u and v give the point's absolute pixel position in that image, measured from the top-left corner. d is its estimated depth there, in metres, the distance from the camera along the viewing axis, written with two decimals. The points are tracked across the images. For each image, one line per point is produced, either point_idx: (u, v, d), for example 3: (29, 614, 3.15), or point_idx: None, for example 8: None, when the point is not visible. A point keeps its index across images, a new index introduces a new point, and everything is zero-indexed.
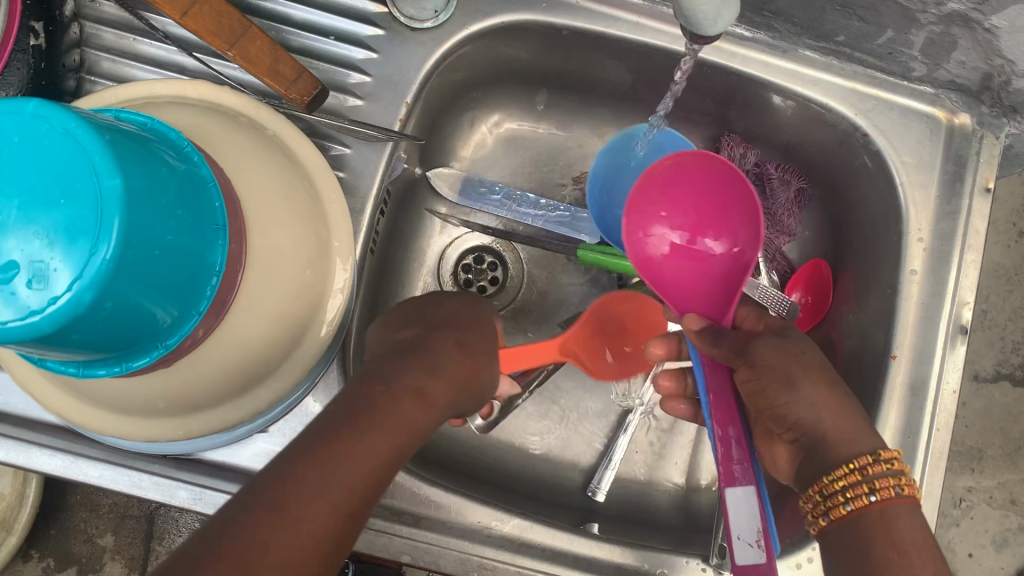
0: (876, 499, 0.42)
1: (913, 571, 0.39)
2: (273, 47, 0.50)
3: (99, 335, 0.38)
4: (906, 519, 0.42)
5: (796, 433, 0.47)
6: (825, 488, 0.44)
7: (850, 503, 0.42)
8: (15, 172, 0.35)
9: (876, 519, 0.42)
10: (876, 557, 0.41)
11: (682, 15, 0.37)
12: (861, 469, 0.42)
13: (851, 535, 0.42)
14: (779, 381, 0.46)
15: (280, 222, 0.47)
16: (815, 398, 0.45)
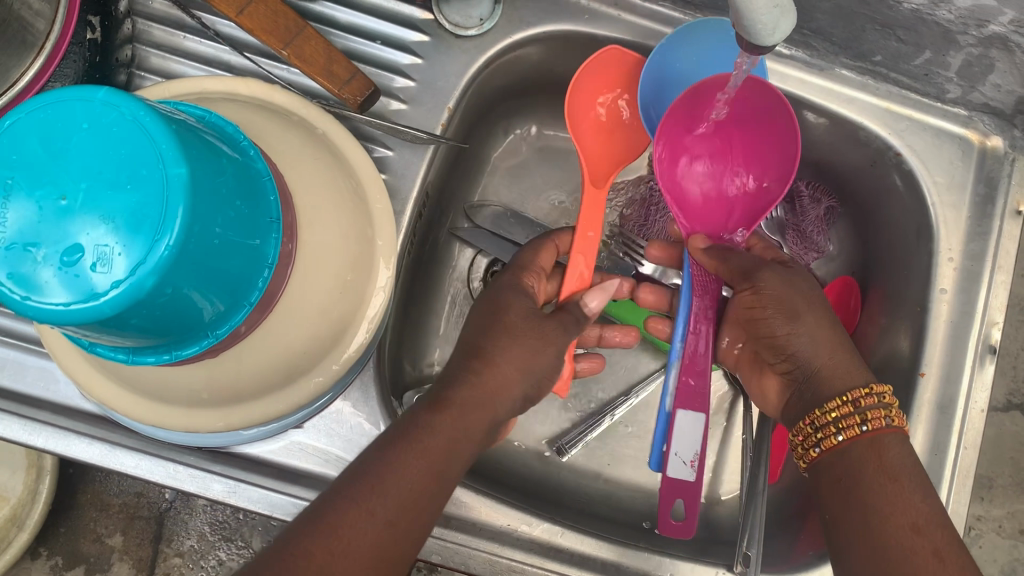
0: (868, 429, 0.49)
1: (901, 494, 0.47)
2: (326, 48, 0.51)
3: (154, 321, 0.38)
4: (895, 447, 0.49)
5: (792, 364, 0.55)
6: (818, 420, 0.51)
7: (843, 432, 0.49)
8: (83, 157, 0.36)
9: (866, 446, 0.49)
10: (868, 482, 0.48)
11: (741, 26, 0.38)
12: (851, 402, 0.50)
13: (846, 460, 0.49)
14: (782, 315, 0.54)
15: (330, 220, 0.48)
16: (815, 334, 0.53)
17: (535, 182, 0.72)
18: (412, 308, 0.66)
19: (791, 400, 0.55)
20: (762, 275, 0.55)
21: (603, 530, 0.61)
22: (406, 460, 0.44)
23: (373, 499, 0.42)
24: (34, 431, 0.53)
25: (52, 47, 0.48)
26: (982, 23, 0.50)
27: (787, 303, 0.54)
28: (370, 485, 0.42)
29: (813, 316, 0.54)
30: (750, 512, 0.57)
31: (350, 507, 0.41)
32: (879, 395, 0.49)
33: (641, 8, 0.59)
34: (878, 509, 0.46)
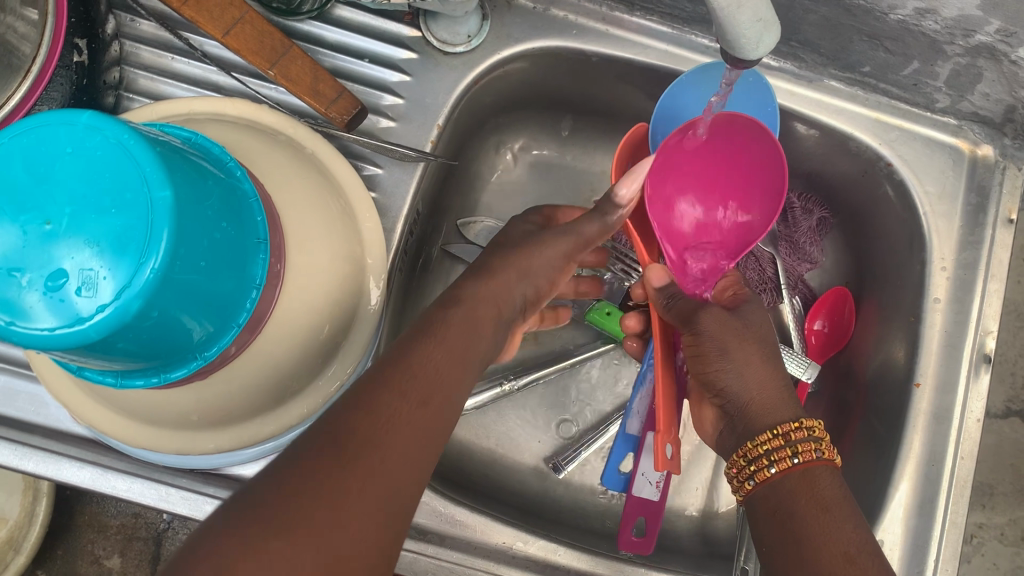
0: (798, 461, 0.49)
1: (835, 524, 0.46)
2: (313, 67, 0.52)
3: (141, 344, 0.38)
4: (827, 478, 0.48)
5: (723, 397, 0.55)
6: (751, 454, 0.51)
7: (774, 465, 0.49)
8: (66, 181, 0.35)
9: (799, 478, 0.48)
10: (797, 515, 0.47)
11: (725, 41, 0.38)
12: (785, 437, 0.50)
13: (779, 493, 0.49)
14: (714, 350, 0.54)
15: (319, 240, 0.48)
16: (742, 368, 0.53)
17: (527, 198, 0.71)
18: (405, 326, 0.65)
19: (725, 429, 0.55)
20: (700, 319, 0.55)
21: (599, 546, 0.60)
22: (418, 366, 0.41)
23: (398, 384, 0.39)
24: (25, 456, 0.53)
25: (39, 69, 0.48)
26: (968, 33, 0.50)
27: (719, 341, 0.54)
28: (392, 384, 0.39)
29: (742, 351, 0.54)
30: (746, 522, 0.58)
31: (379, 409, 0.38)
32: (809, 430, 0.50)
33: (629, 22, 0.59)
34: (808, 538, 0.46)
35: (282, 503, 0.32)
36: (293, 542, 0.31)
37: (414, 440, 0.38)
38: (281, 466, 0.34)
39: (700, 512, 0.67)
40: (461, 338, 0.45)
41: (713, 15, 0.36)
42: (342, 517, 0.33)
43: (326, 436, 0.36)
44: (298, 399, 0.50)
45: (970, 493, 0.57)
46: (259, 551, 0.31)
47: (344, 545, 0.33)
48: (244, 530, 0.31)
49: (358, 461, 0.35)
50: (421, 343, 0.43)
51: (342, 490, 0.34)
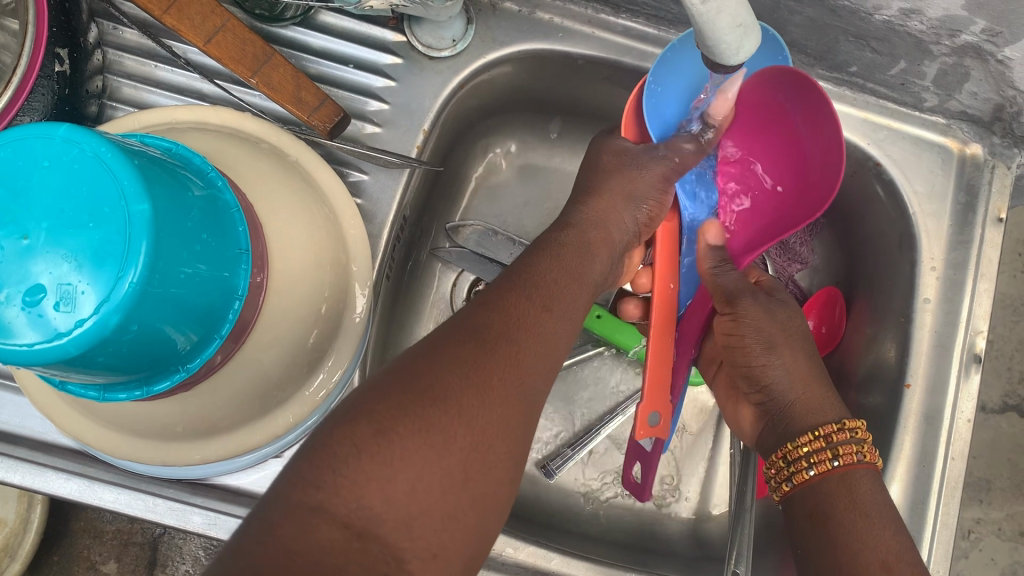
0: (838, 464, 0.48)
1: (873, 529, 0.46)
2: (295, 75, 0.51)
3: (122, 357, 0.38)
4: (867, 483, 0.48)
5: (764, 394, 0.56)
6: (790, 456, 0.50)
7: (814, 467, 0.49)
8: (43, 196, 0.35)
9: (838, 482, 0.48)
10: (837, 517, 0.47)
11: (705, 46, 0.37)
12: (824, 438, 0.50)
13: (817, 495, 0.49)
14: (759, 345, 0.55)
15: (302, 248, 0.48)
16: (789, 365, 0.55)
17: (516, 200, 0.71)
18: (395, 331, 0.65)
19: (763, 428, 0.55)
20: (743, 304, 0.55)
21: (592, 551, 0.60)
22: (540, 286, 0.46)
23: (525, 301, 0.45)
24: (10, 468, 0.53)
25: (20, 81, 0.48)
26: (954, 33, 0.50)
27: (765, 335, 0.55)
28: (516, 296, 0.45)
29: (789, 349, 0.55)
30: (738, 526, 0.57)
31: (510, 314, 0.43)
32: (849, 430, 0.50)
33: (615, 25, 0.59)
34: (846, 541, 0.46)
35: (416, 387, 0.38)
36: (421, 419, 0.37)
37: (537, 355, 0.43)
38: (422, 357, 0.40)
39: (693, 514, 0.67)
40: (576, 260, 0.50)
41: (692, 21, 0.36)
42: (464, 423, 0.38)
43: (465, 338, 0.41)
44: (285, 407, 0.49)
45: (961, 493, 0.57)
46: (389, 432, 0.36)
47: (466, 456, 0.37)
48: (381, 412, 0.37)
49: (489, 362, 0.40)
50: (538, 268, 0.48)
51: (469, 383, 0.39)
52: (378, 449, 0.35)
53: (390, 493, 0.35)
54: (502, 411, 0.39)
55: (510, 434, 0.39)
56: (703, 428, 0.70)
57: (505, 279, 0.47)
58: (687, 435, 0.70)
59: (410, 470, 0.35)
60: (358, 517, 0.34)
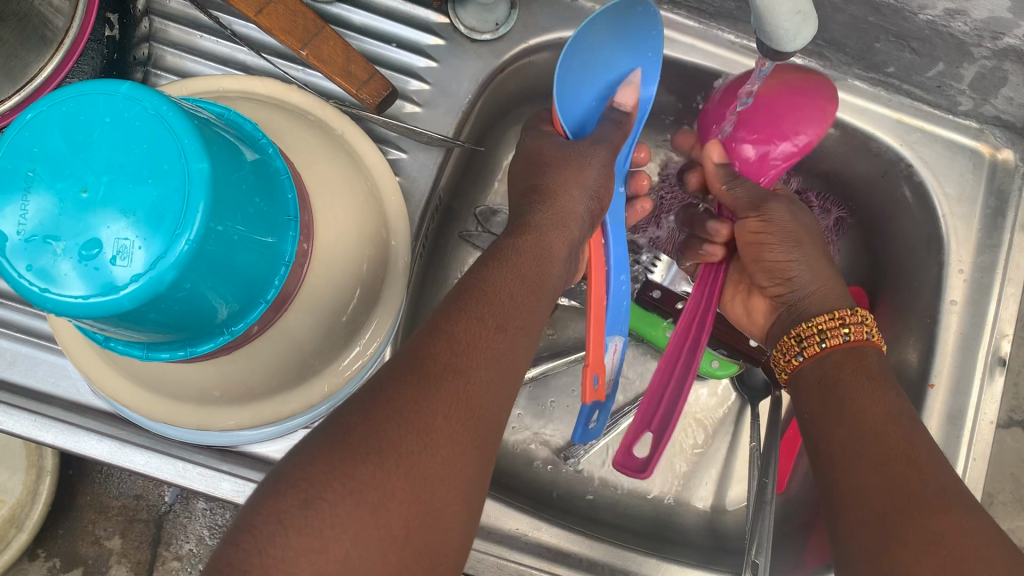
0: (849, 338, 0.54)
1: (879, 394, 0.51)
2: (345, 48, 0.52)
3: (172, 314, 0.38)
4: (875, 357, 0.53)
5: (790, 287, 0.60)
6: (805, 331, 0.56)
7: (826, 341, 0.55)
8: (103, 150, 0.35)
9: (847, 354, 0.54)
10: (845, 382, 0.52)
11: (763, 31, 0.38)
12: (819, 324, 0.56)
13: (825, 364, 0.54)
14: (786, 244, 0.59)
15: (346, 223, 0.48)
16: (812, 262, 0.59)
17: None
18: (421, 313, 0.65)
19: (779, 321, 0.61)
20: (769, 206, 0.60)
21: (611, 536, 0.61)
22: (493, 307, 0.46)
23: (475, 323, 0.44)
24: (44, 427, 0.53)
25: (71, 43, 0.49)
26: (997, 35, 0.50)
27: (792, 234, 0.59)
28: (465, 323, 0.44)
29: (814, 249, 0.59)
30: (759, 518, 0.58)
31: (456, 344, 0.43)
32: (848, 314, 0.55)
33: None
34: (855, 403, 0.51)
35: (353, 442, 0.36)
36: (355, 479, 0.35)
37: (488, 385, 0.42)
38: (357, 408, 0.38)
39: (709, 507, 0.68)
40: (533, 270, 0.50)
41: (753, 5, 0.37)
42: (404, 474, 0.37)
43: (403, 377, 0.40)
44: (319, 378, 0.50)
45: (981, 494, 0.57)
46: (318, 502, 0.34)
47: (407, 509, 0.36)
48: (307, 477, 0.35)
49: (432, 402, 0.39)
50: (491, 287, 0.47)
51: (409, 431, 0.38)
52: (307, 519, 0.34)
53: (321, 566, 0.33)
54: (449, 453, 0.39)
55: (457, 477, 0.39)
56: (721, 422, 0.70)
57: (451, 301, 0.46)
58: (708, 421, 0.70)
59: (343, 537, 0.34)
60: None
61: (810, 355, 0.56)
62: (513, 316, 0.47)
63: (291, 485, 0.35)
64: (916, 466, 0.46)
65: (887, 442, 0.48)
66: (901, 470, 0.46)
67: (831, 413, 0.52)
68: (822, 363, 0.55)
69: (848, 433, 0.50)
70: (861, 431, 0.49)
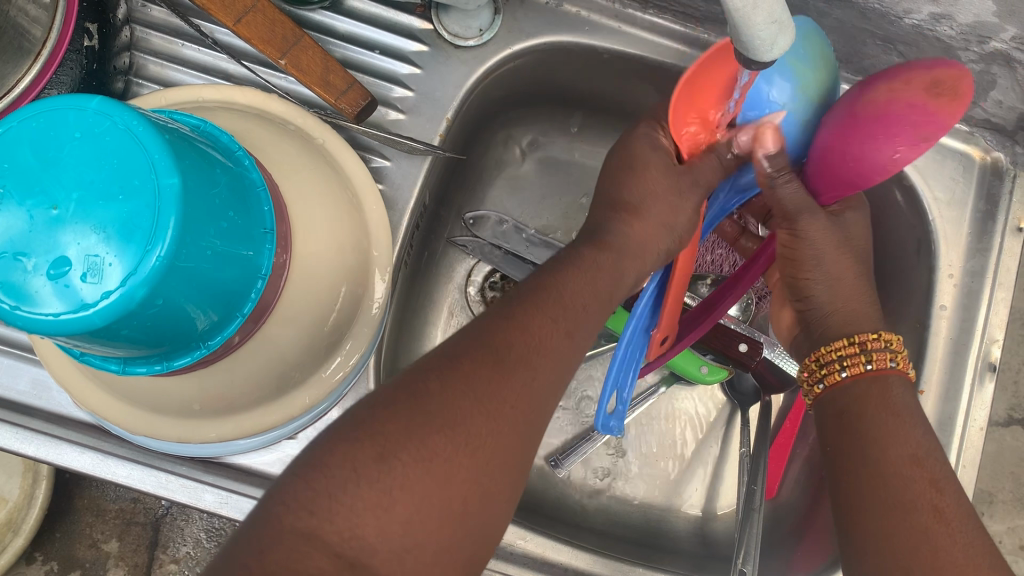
0: (871, 367, 0.51)
1: (904, 432, 0.48)
2: (324, 57, 0.52)
3: (145, 329, 0.38)
4: (898, 387, 0.50)
5: (808, 304, 0.56)
6: (824, 358, 0.53)
7: (846, 369, 0.51)
8: (72, 166, 0.35)
9: (869, 384, 0.50)
10: (866, 416, 0.49)
11: (740, 41, 0.37)
12: (841, 350, 0.52)
13: (845, 396, 0.51)
14: (808, 262, 0.55)
15: (326, 234, 0.48)
16: (832, 281, 0.55)
17: (535, 194, 0.71)
18: (408, 320, 0.65)
19: (803, 337, 0.58)
20: (802, 224, 0.53)
21: (600, 545, 0.60)
22: (565, 302, 0.44)
23: (549, 324, 0.42)
24: (26, 439, 0.53)
25: (49, 54, 0.49)
26: (983, 39, 0.50)
27: (817, 251, 0.54)
28: (539, 318, 0.42)
29: (838, 264, 0.55)
30: (747, 526, 0.58)
31: (531, 332, 0.41)
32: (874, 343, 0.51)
33: (641, 20, 0.59)
34: (877, 442, 0.48)
35: (429, 408, 0.36)
36: (426, 446, 0.35)
37: (551, 381, 0.41)
38: (433, 369, 0.38)
39: (699, 513, 0.67)
40: (610, 262, 0.48)
41: (730, 16, 0.36)
42: (469, 452, 0.36)
43: (481, 355, 0.39)
44: (301, 389, 0.49)
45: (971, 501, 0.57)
46: (392, 460, 0.34)
47: (468, 488, 0.35)
48: (383, 432, 0.35)
49: (505, 387, 0.38)
50: (570, 280, 0.45)
51: (481, 411, 0.37)
52: (379, 475, 0.33)
53: (385, 527, 0.33)
54: (507, 445, 0.38)
55: (513, 466, 0.38)
56: (712, 426, 0.69)
57: (526, 287, 0.44)
58: (696, 427, 0.69)
59: (410, 501, 0.34)
60: (350, 548, 0.32)
61: (831, 384, 0.52)
62: (580, 307, 0.45)
63: (365, 444, 0.34)
64: (942, 516, 0.44)
65: (912, 489, 0.45)
66: (920, 520, 0.44)
67: (851, 448, 0.49)
68: (845, 390, 0.51)
69: (863, 469, 0.47)
70: (878, 468, 0.47)
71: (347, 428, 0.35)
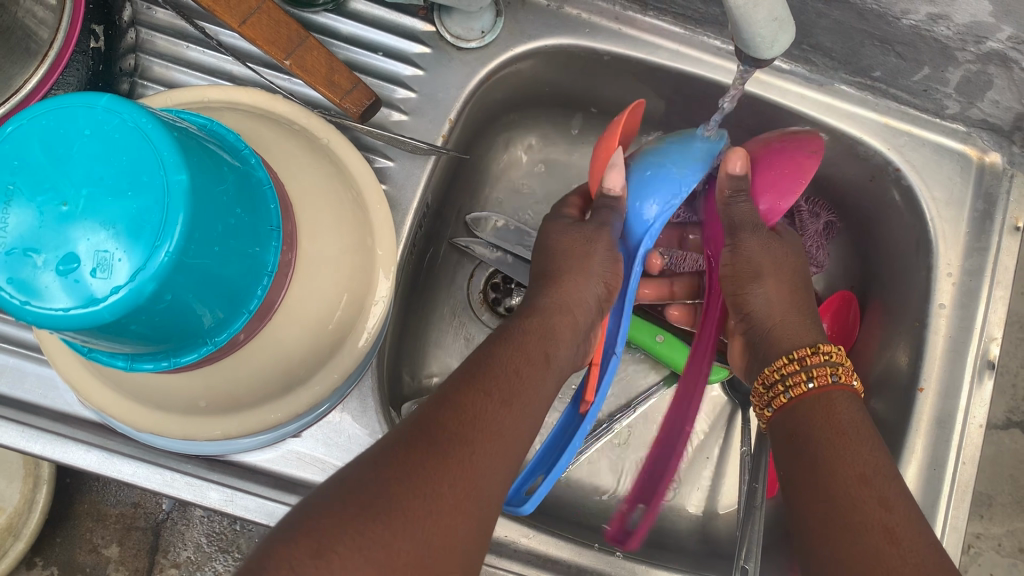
0: (812, 385, 0.52)
1: (849, 452, 0.48)
2: (328, 57, 0.52)
3: (154, 324, 0.38)
4: (841, 402, 0.51)
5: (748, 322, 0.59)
6: (770, 381, 0.55)
7: (790, 391, 0.53)
8: (81, 163, 0.35)
9: (813, 401, 0.52)
10: (813, 436, 0.50)
11: (740, 39, 0.38)
12: (784, 371, 0.54)
13: (795, 416, 0.52)
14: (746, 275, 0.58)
15: (331, 232, 0.48)
16: (769, 295, 0.58)
17: (536, 195, 0.72)
18: (411, 320, 0.66)
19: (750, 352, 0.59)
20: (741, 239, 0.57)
21: (601, 542, 0.61)
22: (500, 382, 0.47)
23: (483, 398, 0.45)
24: (32, 437, 0.53)
25: (56, 55, 0.49)
26: (980, 39, 0.50)
27: (755, 265, 0.57)
28: (469, 399, 0.45)
29: (774, 279, 0.58)
30: (748, 524, 0.58)
31: (464, 415, 0.43)
32: (824, 355, 0.53)
33: (641, 22, 0.60)
34: (828, 463, 0.48)
35: (364, 498, 0.37)
36: (362, 534, 0.35)
37: (489, 459, 0.43)
38: (368, 466, 0.39)
39: (701, 512, 0.68)
40: (540, 350, 0.51)
41: (730, 13, 0.37)
42: (409, 535, 0.37)
43: (413, 443, 0.41)
44: (306, 386, 0.50)
45: (972, 497, 0.57)
46: (329, 552, 0.34)
47: (409, 573, 0.36)
48: (321, 528, 0.35)
49: (441, 467, 0.40)
50: (499, 363, 0.48)
51: (416, 493, 0.38)
52: (316, 568, 0.34)
53: None
54: (450, 522, 0.38)
55: (461, 545, 0.39)
56: (713, 426, 0.70)
57: (462, 375, 0.47)
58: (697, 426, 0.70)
59: None
60: None
61: (779, 406, 0.54)
62: (515, 393, 0.47)
63: (299, 540, 0.35)
64: (893, 538, 0.44)
65: (860, 511, 0.45)
66: (872, 542, 0.44)
67: (805, 473, 0.49)
68: (791, 412, 0.53)
69: (817, 493, 0.48)
70: (831, 490, 0.47)
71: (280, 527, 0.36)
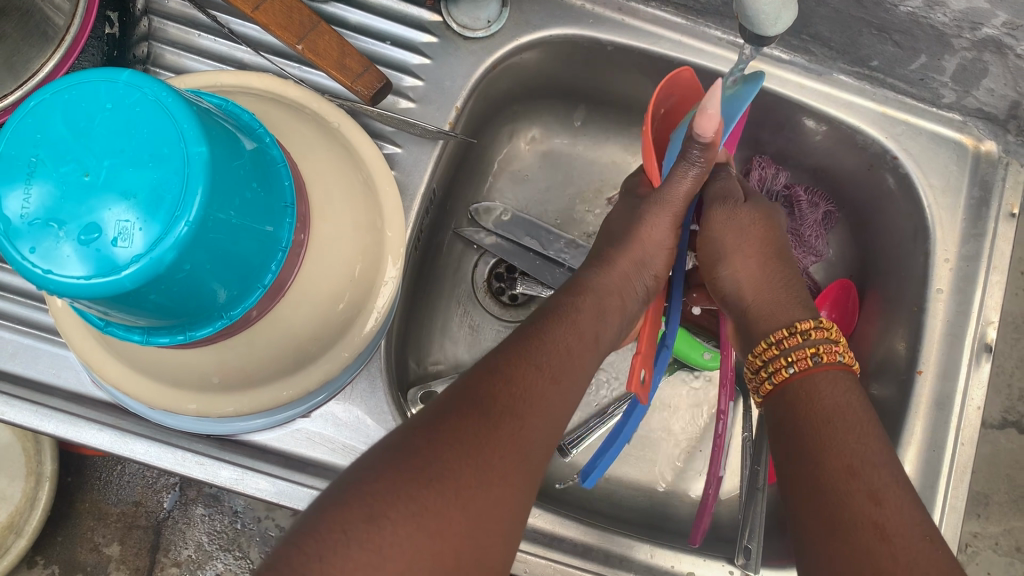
0: (793, 370, 0.50)
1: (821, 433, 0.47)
2: (338, 42, 0.53)
3: (172, 295, 0.39)
4: (823, 384, 0.49)
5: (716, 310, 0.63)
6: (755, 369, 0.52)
7: (773, 377, 0.51)
8: (104, 135, 0.36)
9: (796, 386, 0.49)
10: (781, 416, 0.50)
11: (745, 15, 0.39)
12: (764, 358, 0.52)
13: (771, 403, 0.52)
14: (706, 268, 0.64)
15: (343, 212, 0.49)
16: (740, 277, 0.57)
17: (540, 185, 0.73)
18: (417, 307, 0.67)
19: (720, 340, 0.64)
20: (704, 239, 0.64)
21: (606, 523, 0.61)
22: (551, 356, 0.47)
23: (533, 372, 0.45)
24: (45, 417, 0.54)
25: (72, 40, 0.50)
26: (975, 26, 0.52)
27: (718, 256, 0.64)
28: (522, 372, 0.45)
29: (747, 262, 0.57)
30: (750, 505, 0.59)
31: (515, 387, 0.44)
32: (805, 334, 0.50)
33: (643, 13, 0.61)
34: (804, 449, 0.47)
35: (416, 465, 0.38)
36: (415, 502, 0.36)
37: (537, 431, 0.43)
38: (420, 432, 0.40)
39: (703, 496, 0.68)
40: (593, 327, 0.51)
41: None
42: (459, 506, 0.37)
43: (465, 412, 0.41)
44: (316, 364, 0.51)
45: (970, 478, 0.58)
46: (381, 518, 0.35)
47: (460, 542, 0.37)
48: (375, 493, 0.36)
49: (492, 439, 0.40)
50: (550, 338, 0.48)
51: (468, 464, 0.39)
52: (368, 533, 0.35)
53: None
54: (499, 494, 0.39)
55: (508, 515, 0.40)
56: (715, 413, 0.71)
57: (513, 346, 0.47)
58: (698, 413, 0.71)
59: (401, 554, 0.35)
60: None
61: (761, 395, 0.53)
62: (569, 366, 0.48)
63: (355, 504, 0.36)
64: (884, 532, 0.41)
65: (848, 505, 0.43)
66: (863, 539, 0.41)
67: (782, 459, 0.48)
68: (778, 399, 0.50)
69: (804, 480, 0.46)
70: (818, 478, 0.45)
71: (339, 488, 0.37)
